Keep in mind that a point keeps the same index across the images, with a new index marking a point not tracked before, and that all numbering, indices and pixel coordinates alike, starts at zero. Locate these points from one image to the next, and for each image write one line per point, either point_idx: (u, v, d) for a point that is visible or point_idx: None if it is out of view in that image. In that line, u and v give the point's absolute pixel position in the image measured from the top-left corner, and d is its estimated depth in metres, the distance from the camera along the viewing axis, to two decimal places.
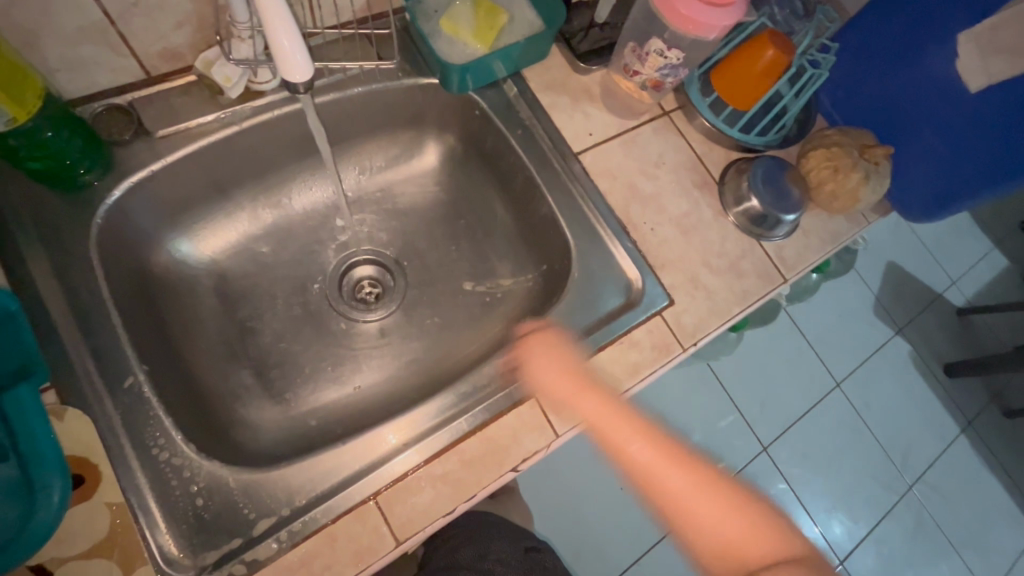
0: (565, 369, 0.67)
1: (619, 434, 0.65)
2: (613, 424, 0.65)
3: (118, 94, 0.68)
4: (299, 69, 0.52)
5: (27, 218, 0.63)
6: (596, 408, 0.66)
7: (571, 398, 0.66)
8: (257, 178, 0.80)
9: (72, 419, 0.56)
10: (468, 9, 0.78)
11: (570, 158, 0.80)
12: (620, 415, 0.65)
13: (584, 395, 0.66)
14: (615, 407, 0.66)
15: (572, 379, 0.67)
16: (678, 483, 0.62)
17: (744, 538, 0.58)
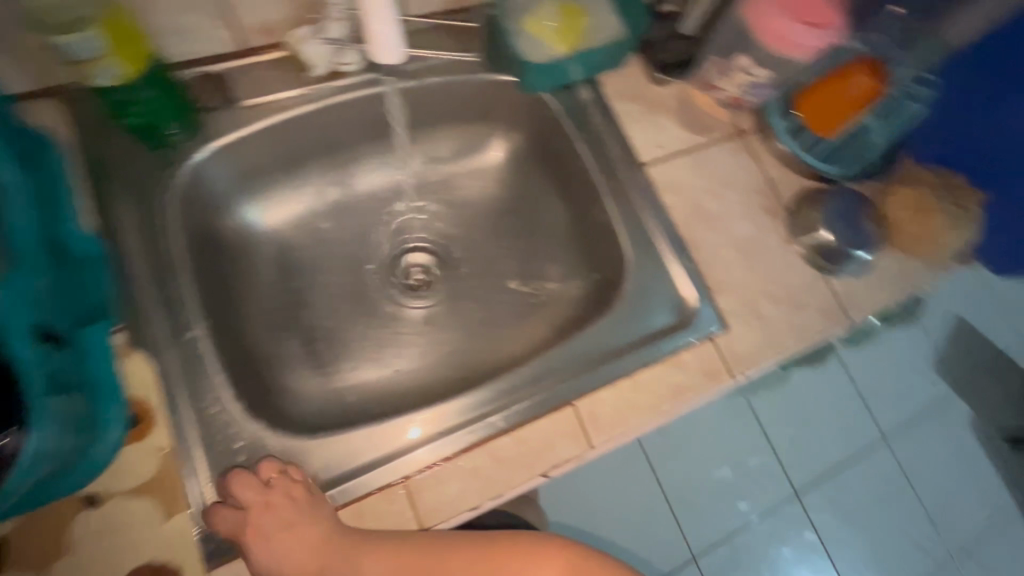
0: (279, 512, 0.55)
1: (387, 570, 0.55)
2: (290, 546, 0.55)
3: (210, 62, 0.71)
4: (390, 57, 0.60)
5: (118, 170, 0.66)
6: (307, 542, 0.55)
7: (267, 543, 0.55)
8: (328, 155, 0.82)
9: (134, 364, 0.58)
10: (552, 10, 0.78)
11: (636, 169, 0.79)
12: (328, 539, 0.55)
13: (279, 531, 0.55)
14: (308, 534, 0.55)
15: (288, 519, 0.55)
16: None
17: None
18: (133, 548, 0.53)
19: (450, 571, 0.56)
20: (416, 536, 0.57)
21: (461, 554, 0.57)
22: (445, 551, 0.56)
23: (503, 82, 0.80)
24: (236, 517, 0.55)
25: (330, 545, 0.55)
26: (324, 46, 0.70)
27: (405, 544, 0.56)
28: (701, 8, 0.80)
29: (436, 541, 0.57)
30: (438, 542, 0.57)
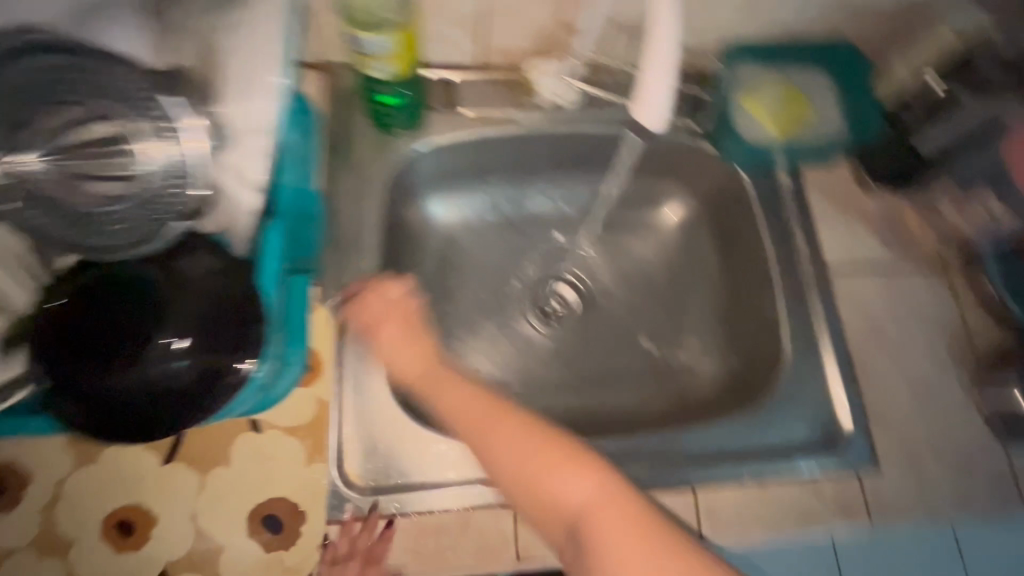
0: (445, 385, 0.58)
1: (508, 452, 0.53)
2: (468, 401, 0.56)
3: (449, 70, 0.77)
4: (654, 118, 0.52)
5: (349, 143, 0.74)
6: (469, 396, 0.57)
7: (444, 373, 0.60)
8: (517, 173, 0.85)
9: (319, 317, 0.64)
10: (775, 91, 0.78)
11: (819, 271, 0.75)
12: (494, 400, 0.56)
13: (454, 397, 0.57)
14: (474, 404, 0.56)
15: (450, 381, 0.59)
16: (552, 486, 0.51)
17: None
18: (275, 480, 0.57)
19: (549, 453, 0.52)
20: (542, 420, 0.55)
21: (569, 454, 0.52)
22: (553, 454, 0.52)
23: (704, 150, 0.78)
24: (410, 360, 0.60)
25: (499, 412, 0.55)
26: (556, 80, 0.75)
27: (522, 423, 0.54)
28: (944, 128, 0.71)
29: (551, 435, 0.53)
30: (552, 434, 0.54)
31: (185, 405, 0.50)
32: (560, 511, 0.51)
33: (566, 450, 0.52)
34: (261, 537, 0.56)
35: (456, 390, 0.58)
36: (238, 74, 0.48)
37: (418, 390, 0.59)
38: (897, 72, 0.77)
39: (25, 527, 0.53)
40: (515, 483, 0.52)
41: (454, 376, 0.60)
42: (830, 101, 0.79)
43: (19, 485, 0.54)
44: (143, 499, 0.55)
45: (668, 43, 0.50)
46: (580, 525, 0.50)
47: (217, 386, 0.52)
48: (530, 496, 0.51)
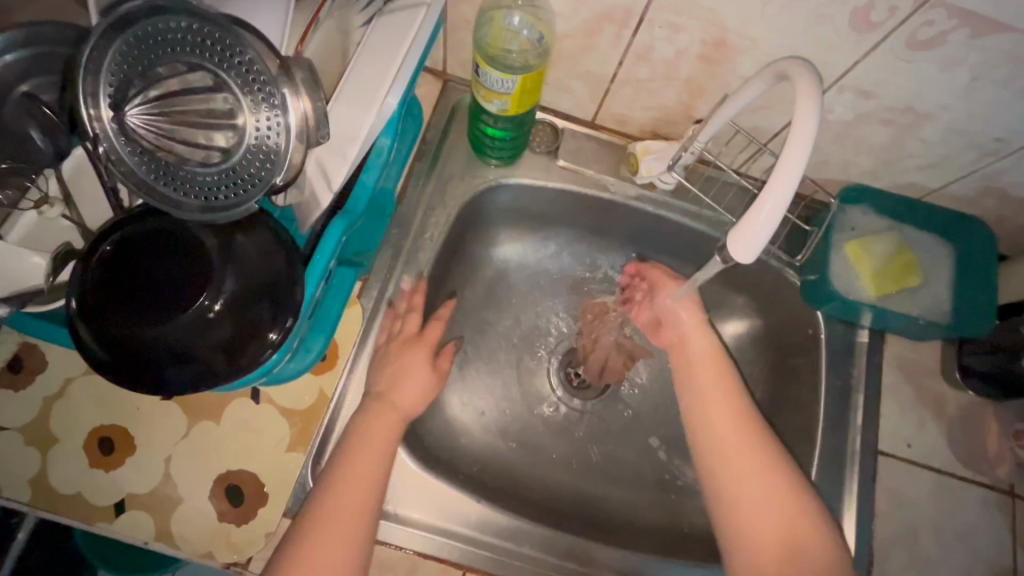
0: (727, 382, 0.67)
1: (749, 480, 0.61)
2: (726, 412, 0.65)
3: (561, 117, 0.76)
4: (745, 247, 0.45)
5: (438, 158, 0.73)
6: (729, 406, 0.66)
7: (705, 383, 0.68)
8: (592, 234, 0.84)
9: (351, 313, 0.64)
10: (886, 249, 0.72)
11: (868, 449, 0.69)
12: (756, 435, 0.64)
13: (719, 389, 0.67)
14: (738, 414, 0.65)
15: (727, 384, 0.67)
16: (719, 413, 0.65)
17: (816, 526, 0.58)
18: (255, 453, 0.58)
19: (780, 502, 0.60)
20: (784, 466, 0.62)
21: (795, 507, 0.59)
22: (779, 498, 0.60)
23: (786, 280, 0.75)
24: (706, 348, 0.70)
25: (756, 446, 0.63)
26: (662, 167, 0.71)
27: (769, 453, 0.62)
28: None
29: (788, 476, 0.61)
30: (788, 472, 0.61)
31: (202, 374, 0.42)
32: (772, 547, 0.58)
33: (788, 501, 0.60)
34: (220, 504, 0.56)
35: (724, 393, 0.66)
36: (369, 66, 0.42)
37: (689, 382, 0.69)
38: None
39: (25, 410, 0.55)
40: (743, 487, 0.61)
41: (720, 388, 0.67)
42: (940, 281, 0.72)
43: (33, 369, 0.57)
44: (131, 425, 0.56)
45: (794, 168, 0.42)
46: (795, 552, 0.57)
47: (234, 362, 0.42)
48: (732, 523, 0.61)
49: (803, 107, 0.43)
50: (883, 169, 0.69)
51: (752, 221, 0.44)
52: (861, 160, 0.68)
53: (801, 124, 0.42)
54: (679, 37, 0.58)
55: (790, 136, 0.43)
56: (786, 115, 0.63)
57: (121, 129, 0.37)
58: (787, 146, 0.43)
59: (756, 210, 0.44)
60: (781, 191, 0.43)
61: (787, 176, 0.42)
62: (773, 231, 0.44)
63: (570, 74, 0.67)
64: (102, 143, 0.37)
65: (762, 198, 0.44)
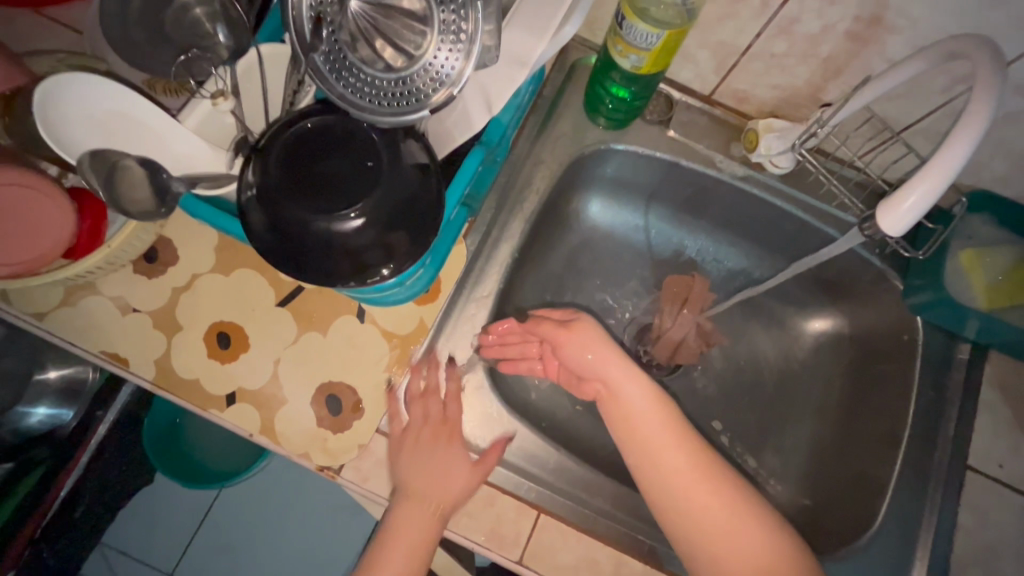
0: (671, 421, 0.58)
1: (731, 539, 0.54)
2: (671, 452, 0.57)
3: (678, 90, 0.75)
4: (893, 222, 0.46)
5: (552, 115, 0.74)
6: (674, 447, 0.57)
7: (645, 430, 0.58)
8: (686, 213, 0.83)
9: (457, 251, 0.66)
10: (1004, 262, 0.69)
11: (957, 463, 0.66)
12: (704, 474, 0.56)
13: (673, 444, 0.57)
14: (681, 462, 0.56)
15: (671, 425, 0.58)
16: (680, 477, 0.56)
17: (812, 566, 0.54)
18: (356, 369, 0.60)
19: (761, 550, 0.54)
20: (743, 502, 0.55)
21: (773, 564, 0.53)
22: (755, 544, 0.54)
23: (889, 282, 0.73)
24: (639, 398, 0.59)
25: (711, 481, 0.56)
26: (782, 145, 0.69)
27: (721, 491, 0.55)
28: None
29: (752, 514, 0.55)
30: (747, 504, 0.56)
31: (332, 273, 0.44)
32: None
33: (763, 548, 0.54)
34: (320, 410, 0.59)
35: (668, 434, 0.58)
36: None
37: (626, 429, 0.59)
38: None
39: (155, 296, 0.59)
40: (710, 533, 0.54)
41: (660, 429, 0.58)
42: None
43: (165, 260, 0.61)
44: (248, 325, 0.60)
45: (960, 151, 0.43)
46: None
47: (361, 267, 0.44)
48: None
49: (982, 94, 0.43)
50: (1018, 175, 0.65)
51: (905, 198, 0.46)
52: (996, 163, 0.65)
53: (977, 109, 0.42)
54: (831, 11, 0.56)
55: (961, 122, 0.43)
56: (927, 106, 0.61)
57: (338, 15, 0.41)
58: (958, 128, 0.43)
59: (912, 187, 0.45)
60: (945, 171, 0.43)
61: (954, 157, 0.43)
62: (926, 209, 0.45)
63: (701, 42, 0.66)
64: (323, 26, 0.41)
65: (919, 177, 0.45)
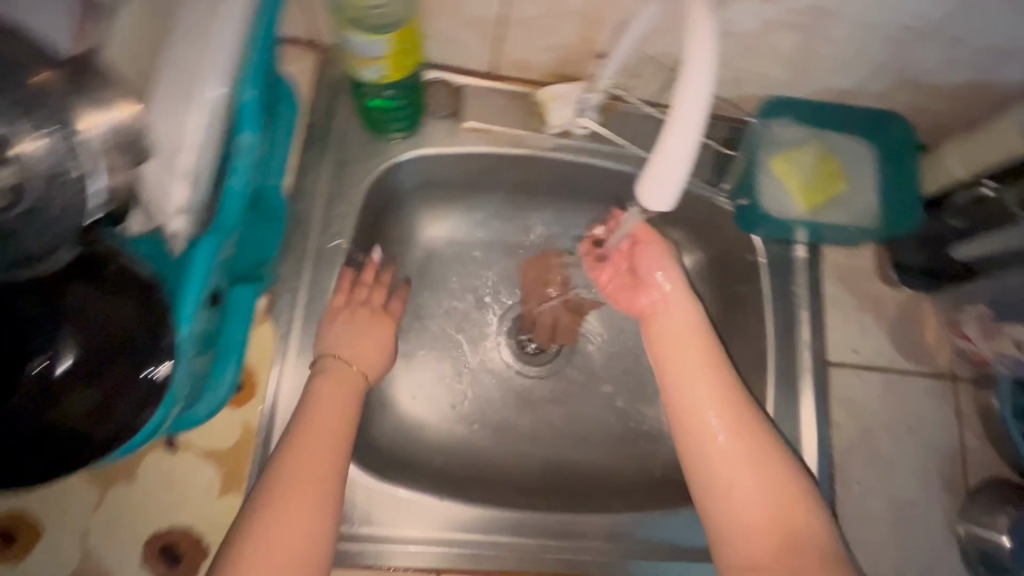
0: (705, 354, 0.61)
1: (731, 470, 0.57)
2: (701, 386, 0.60)
3: (459, 74, 0.69)
4: (654, 194, 0.41)
5: (332, 140, 0.65)
6: (704, 381, 0.60)
7: (679, 352, 0.62)
8: (515, 195, 0.78)
9: (262, 332, 0.58)
10: (810, 159, 0.70)
11: (818, 363, 0.69)
12: (728, 413, 0.59)
13: (700, 364, 0.61)
14: (716, 405, 0.59)
15: (704, 368, 0.61)
16: (693, 393, 0.60)
17: (777, 480, 0.56)
18: (184, 508, 0.53)
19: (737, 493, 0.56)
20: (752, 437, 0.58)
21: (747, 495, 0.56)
22: (754, 460, 0.57)
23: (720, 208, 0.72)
24: (681, 317, 0.64)
25: (737, 407, 0.59)
26: (571, 112, 0.67)
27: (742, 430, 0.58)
28: (987, 241, 0.61)
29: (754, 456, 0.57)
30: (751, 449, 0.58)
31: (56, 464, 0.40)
32: (758, 537, 0.54)
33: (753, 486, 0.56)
34: (156, 567, 0.51)
35: (703, 376, 0.60)
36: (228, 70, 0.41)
37: (663, 340, 0.63)
38: (948, 162, 0.65)
39: None
40: (706, 445, 0.58)
41: (703, 379, 0.60)
42: (869, 179, 0.70)
43: None
44: (35, 506, 0.51)
45: (695, 105, 0.38)
46: (792, 540, 0.54)
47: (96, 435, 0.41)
48: (726, 514, 0.56)
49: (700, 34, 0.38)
50: (799, 75, 0.65)
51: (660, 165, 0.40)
52: (776, 69, 0.64)
53: (698, 51, 0.37)
54: None
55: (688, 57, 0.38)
56: None
57: None
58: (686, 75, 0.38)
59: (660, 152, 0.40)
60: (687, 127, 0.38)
61: (691, 108, 0.38)
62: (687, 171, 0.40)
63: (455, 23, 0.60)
64: None
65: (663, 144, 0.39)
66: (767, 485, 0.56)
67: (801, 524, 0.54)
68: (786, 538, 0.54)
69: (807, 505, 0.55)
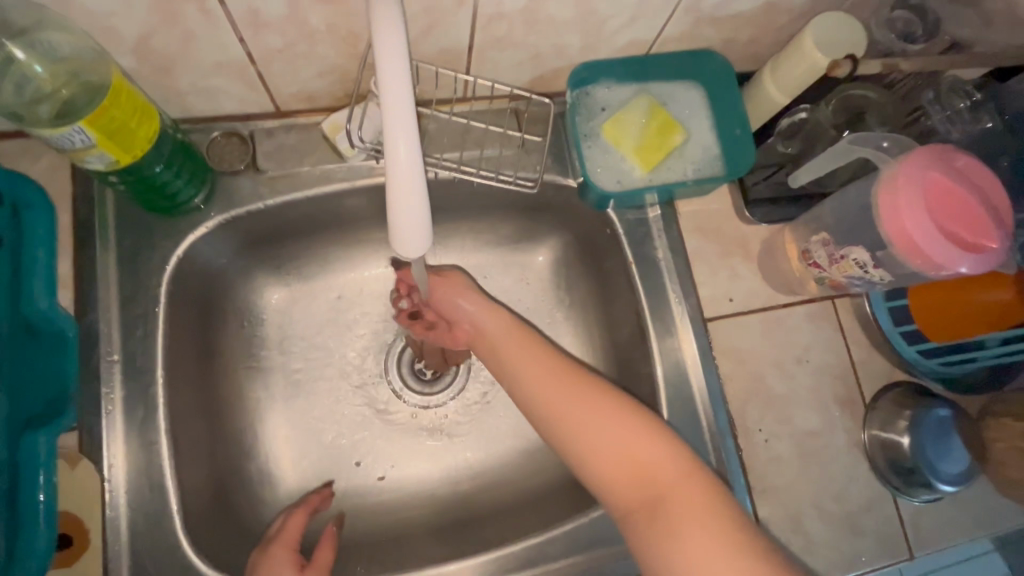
0: (564, 380, 0.61)
1: (584, 424, 0.58)
2: (621, 434, 0.57)
3: (243, 121, 0.62)
4: (416, 219, 0.37)
5: (115, 234, 0.58)
6: (618, 426, 0.57)
7: (544, 389, 0.61)
8: (359, 230, 0.72)
9: (81, 474, 0.51)
10: (638, 116, 0.66)
11: (696, 321, 0.67)
12: (639, 432, 0.57)
13: (519, 344, 0.64)
14: (603, 406, 0.59)
15: (558, 379, 0.61)
16: (518, 348, 0.64)
17: (609, 436, 0.57)
18: None
19: (691, 501, 0.53)
20: (640, 405, 0.59)
21: (698, 508, 0.52)
22: (608, 409, 0.58)
23: (566, 187, 0.69)
24: (509, 347, 0.65)
25: (520, 332, 0.66)
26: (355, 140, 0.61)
27: (646, 423, 0.57)
28: (817, 169, 0.58)
29: (593, 394, 0.60)
30: (591, 393, 0.60)
31: None
32: (619, 476, 0.56)
33: (703, 504, 0.52)
34: None
35: (577, 402, 0.59)
36: None
37: (511, 371, 0.64)
38: (767, 90, 0.62)
39: None
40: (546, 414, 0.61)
41: (573, 403, 0.60)
42: (702, 123, 0.67)
43: None
44: None
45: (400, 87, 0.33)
46: (658, 506, 0.54)
47: None
48: (591, 468, 0.57)
49: (388, 66, 0.33)
50: (598, 40, 0.60)
51: (405, 220, 0.37)
52: (572, 38, 0.59)
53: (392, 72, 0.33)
54: None
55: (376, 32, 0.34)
56: (463, 23, 0.53)
57: None
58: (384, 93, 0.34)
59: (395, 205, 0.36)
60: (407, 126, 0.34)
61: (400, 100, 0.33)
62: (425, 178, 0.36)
63: (202, 72, 0.53)
64: None
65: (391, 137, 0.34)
66: (639, 470, 0.56)
67: (663, 488, 0.54)
68: (643, 499, 0.55)
69: (684, 469, 0.55)
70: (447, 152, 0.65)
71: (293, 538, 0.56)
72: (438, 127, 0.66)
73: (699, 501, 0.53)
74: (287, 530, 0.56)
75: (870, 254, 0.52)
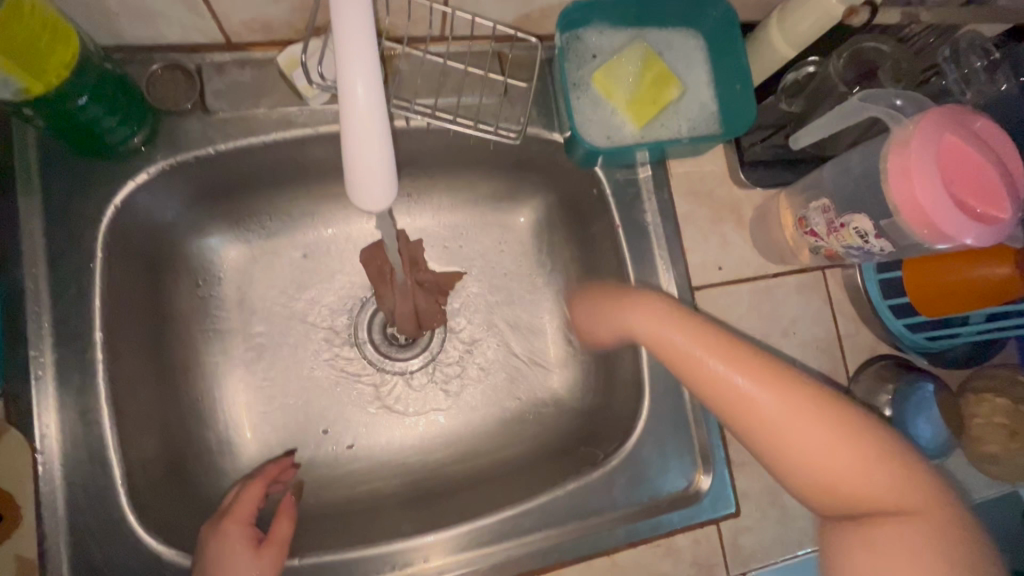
0: (735, 355, 0.50)
1: (765, 409, 0.48)
2: (822, 438, 0.46)
3: (188, 53, 0.54)
4: (379, 175, 0.33)
5: (42, 178, 0.51)
6: (803, 413, 0.47)
7: (722, 371, 0.50)
8: (325, 180, 0.65)
9: (8, 446, 0.46)
10: (634, 66, 0.61)
11: (683, 289, 0.64)
12: (821, 415, 0.47)
13: (683, 325, 0.53)
14: (777, 383, 0.48)
15: (740, 363, 0.50)
16: (680, 325, 0.53)
17: (803, 428, 0.47)
18: None
19: (908, 538, 0.42)
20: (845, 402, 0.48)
21: (925, 540, 0.42)
22: (796, 396, 0.48)
23: (551, 142, 0.63)
24: (665, 318, 0.54)
25: (684, 319, 0.54)
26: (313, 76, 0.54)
27: (857, 425, 0.47)
28: (822, 128, 0.54)
29: (762, 367, 0.49)
30: (764, 366, 0.49)
31: None
32: (811, 475, 0.46)
33: (934, 535, 0.42)
34: None
35: (770, 391, 0.48)
36: None
37: (660, 345, 0.54)
38: (771, 40, 0.57)
39: None
40: (707, 387, 0.50)
41: (769, 395, 0.48)
42: (701, 77, 0.62)
43: None
44: None
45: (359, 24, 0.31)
46: (876, 517, 0.44)
47: None
48: (801, 475, 0.47)
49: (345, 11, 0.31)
50: None
51: (364, 163, 0.33)
52: None
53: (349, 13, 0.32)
54: None
55: None
56: None
57: None
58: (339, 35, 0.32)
59: (353, 144, 0.32)
60: (368, 68, 0.32)
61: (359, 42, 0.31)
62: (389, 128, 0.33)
63: None
64: None
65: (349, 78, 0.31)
66: (824, 468, 0.46)
67: (886, 508, 0.44)
68: (840, 502, 0.46)
69: (925, 494, 0.44)
70: (422, 97, 0.59)
71: (248, 512, 0.53)
72: (413, 69, 0.59)
73: (930, 535, 0.42)
74: (239, 505, 0.53)
75: (873, 223, 0.50)
